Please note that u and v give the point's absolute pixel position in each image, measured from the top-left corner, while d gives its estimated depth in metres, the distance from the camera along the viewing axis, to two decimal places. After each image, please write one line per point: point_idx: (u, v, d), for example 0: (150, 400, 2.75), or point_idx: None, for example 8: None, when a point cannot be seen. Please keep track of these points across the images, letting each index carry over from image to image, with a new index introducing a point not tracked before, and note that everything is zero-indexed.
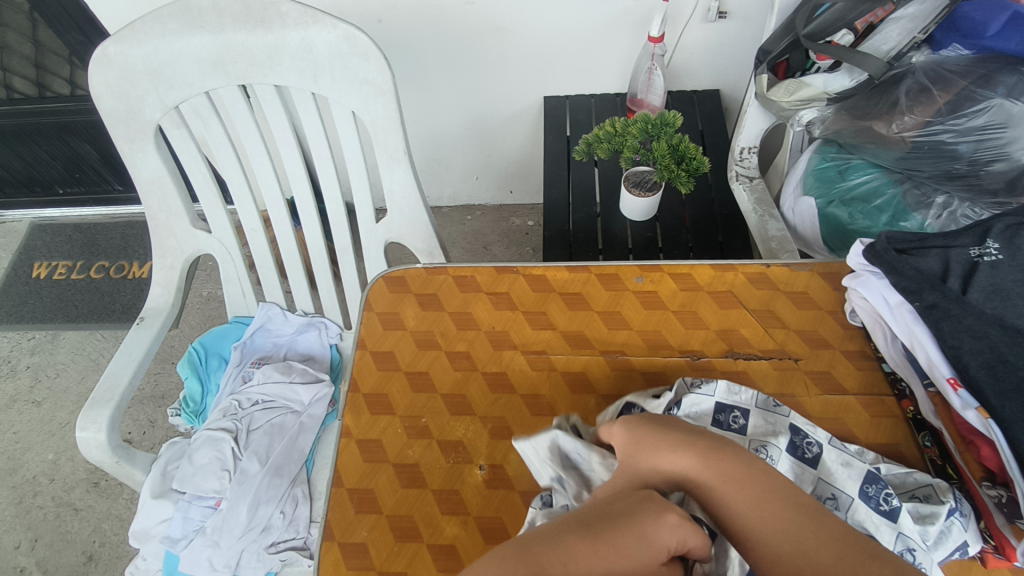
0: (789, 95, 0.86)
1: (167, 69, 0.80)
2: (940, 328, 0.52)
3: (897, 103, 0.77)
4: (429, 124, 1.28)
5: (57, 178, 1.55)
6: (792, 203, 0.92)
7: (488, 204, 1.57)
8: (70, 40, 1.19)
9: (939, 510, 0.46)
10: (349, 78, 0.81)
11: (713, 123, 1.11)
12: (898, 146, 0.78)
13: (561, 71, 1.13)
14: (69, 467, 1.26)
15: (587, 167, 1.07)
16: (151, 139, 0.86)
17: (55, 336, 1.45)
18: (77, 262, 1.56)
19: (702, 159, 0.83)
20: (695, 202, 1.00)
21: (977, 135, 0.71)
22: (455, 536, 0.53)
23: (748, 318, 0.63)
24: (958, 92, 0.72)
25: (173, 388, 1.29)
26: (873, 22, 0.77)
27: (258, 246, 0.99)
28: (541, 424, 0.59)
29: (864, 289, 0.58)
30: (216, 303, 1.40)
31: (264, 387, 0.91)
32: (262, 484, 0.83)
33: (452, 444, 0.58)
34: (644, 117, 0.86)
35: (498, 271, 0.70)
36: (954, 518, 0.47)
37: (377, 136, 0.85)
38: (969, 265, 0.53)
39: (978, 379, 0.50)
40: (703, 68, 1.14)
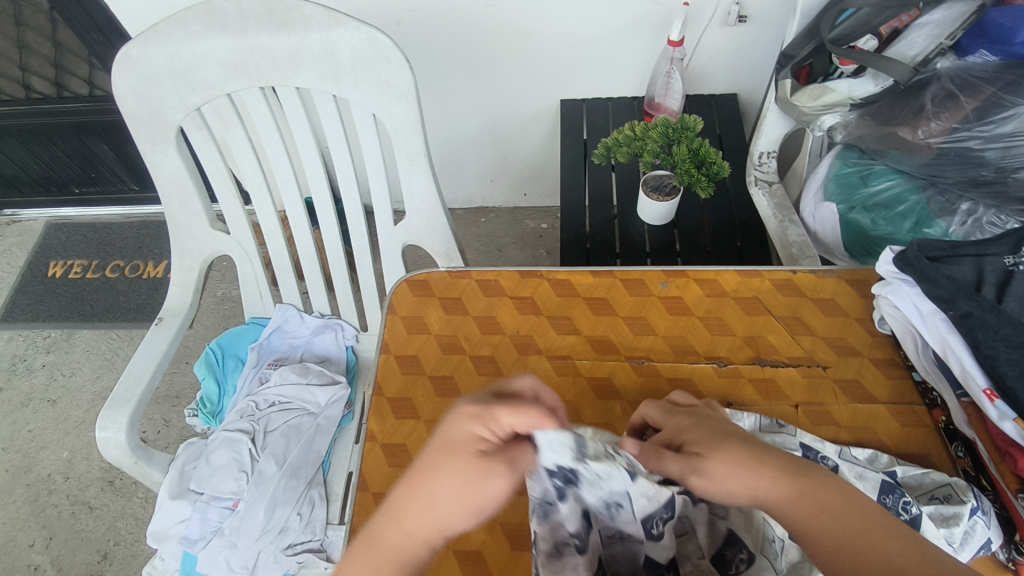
0: (812, 100, 0.86)
1: (190, 71, 0.81)
2: (975, 338, 0.51)
3: (922, 108, 0.76)
4: (446, 126, 1.28)
5: (73, 177, 1.56)
6: (813, 209, 0.92)
7: (502, 206, 1.56)
8: (89, 41, 1.20)
9: (962, 510, 0.46)
10: (370, 81, 0.81)
11: (731, 127, 1.10)
12: (923, 153, 0.77)
13: (578, 74, 1.13)
14: (84, 465, 1.27)
15: (604, 171, 1.06)
16: (173, 141, 0.86)
17: (70, 335, 1.45)
18: (92, 261, 1.56)
19: (723, 164, 0.82)
20: (714, 206, 0.99)
21: (1005, 142, 0.70)
22: (482, 542, 0.54)
23: (775, 325, 0.63)
24: (986, 99, 0.71)
25: (188, 388, 1.29)
26: (897, 28, 0.78)
27: (276, 247, 1.00)
28: None
29: (897, 296, 0.57)
30: (230, 303, 1.40)
31: (282, 388, 0.91)
32: (279, 485, 0.83)
33: None
34: (665, 122, 0.86)
35: (522, 275, 0.70)
36: (977, 517, 0.46)
37: (398, 139, 0.85)
38: (1004, 273, 0.53)
39: (1015, 389, 0.49)
40: (722, 72, 1.13)
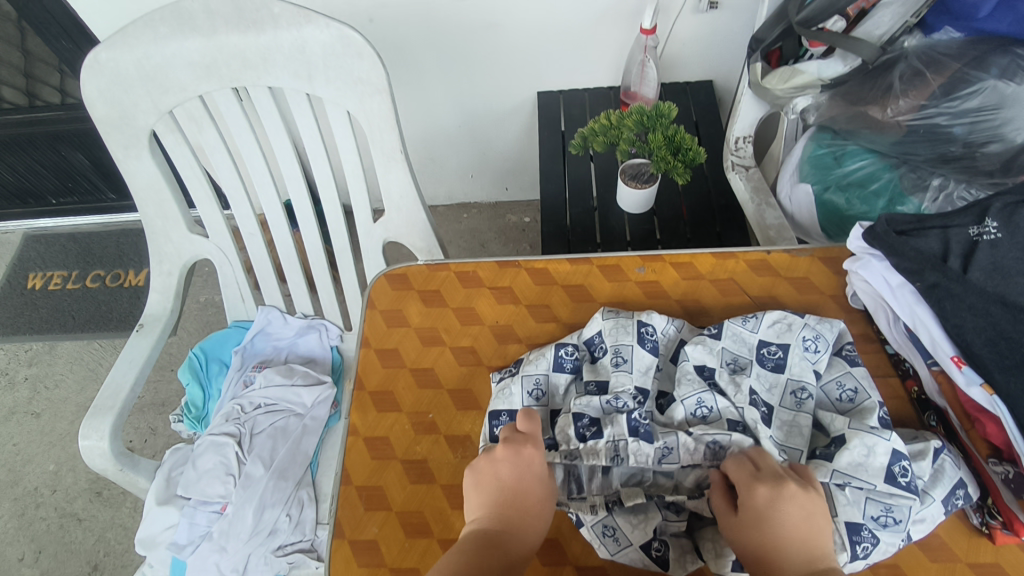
0: (784, 83, 0.85)
1: (160, 73, 0.80)
2: (942, 307, 0.52)
3: (891, 87, 0.78)
4: (424, 122, 1.27)
5: (50, 188, 1.54)
6: (789, 191, 0.91)
7: (484, 202, 1.56)
8: (58, 48, 1.18)
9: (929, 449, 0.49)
10: (343, 78, 0.80)
11: (707, 114, 1.11)
12: (893, 130, 0.78)
13: (554, 66, 1.13)
14: (70, 477, 1.25)
15: (582, 161, 1.07)
16: (145, 145, 0.85)
17: (53, 347, 1.44)
18: (73, 272, 1.55)
19: (698, 150, 0.83)
20: (692, 193, 1.00)
21: (972, 117, 0.71)
22: None
23: (750, 306, 0.64)
24: (952, 75, 0.73)
25: (174, 395, 1.28)
26: (864, 8, 0.79)
27: (256, 250, 0.99)
28: None
29: (865, 271, 0.58)
30: (214, 308, 1.40)
31: (266, 390, 0.90)
32: (267, 487, 0.83)
33: (460, 439, 0.60)
34: (639, 109, 0.86)
35: (499, 265, 0.71)
36: (942, 457, 0.50)
37: (373, 135, 0.85)
38: (970, 243, 0.53)
39: (982, 355, 0.50)
40: (696, 59, 1.14)
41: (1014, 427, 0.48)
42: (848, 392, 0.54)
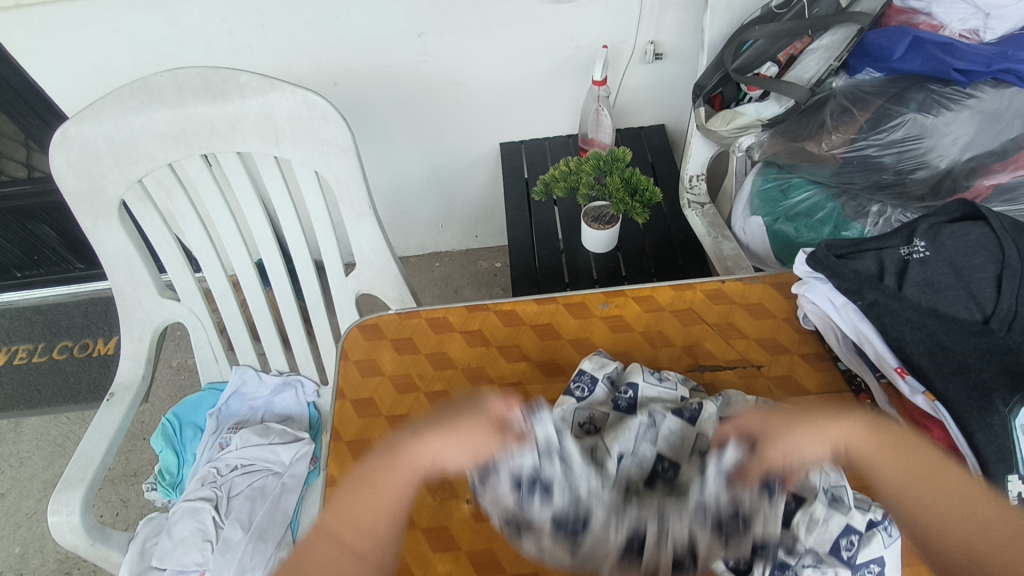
0: (726, 124, 0.92)
1: (129, 144, 0.82)
2: (882, 323, 0.56)
3: (824, 123, 0.83)
4: (392, 176, 1.31)
5: (16, 262, 1.53)
6: (742, 224, 0.95)
7: (455, 249, 1.60)
8: (26, 124, 1.19)
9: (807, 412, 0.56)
10: (310, 140, 0.83)
11: (662, 155, 1.17)
12: (830, 163, 0.84)
13: (514, 119, 1.19)
14: (38, 559, 1.20)
15: (547, 206, 1.11)
16: (115, 215, 0.87)
17: (18, 424, 1.40)
18: (39, 345, 1.52)
19: (655, 190, 0.87)
20: (653, 231, 1.04)
21: (898, 147, 0.77)
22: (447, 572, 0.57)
23: (710, 332, 0.68)
24: (876, 111, 0.78)
25: (146, 464, 1.25)
26: (793, 54, 0.88)
27: (228, 310, 0.99)
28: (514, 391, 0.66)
29: (812, 294, 0.61)
30: (187, 372, 1.38)
31: (243, 451, 0.90)
32: (247, 550, 0.81)
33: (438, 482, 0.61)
34: (596, 155, 0.90)
35: (469, 309, 0.73)
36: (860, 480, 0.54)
37: (342, 193, 0.88)
38: (902, 263, 0.58)
39: (922, 366, 0.54)
40: (648, 106, 1.21)
41: (958, 431, 0.51)
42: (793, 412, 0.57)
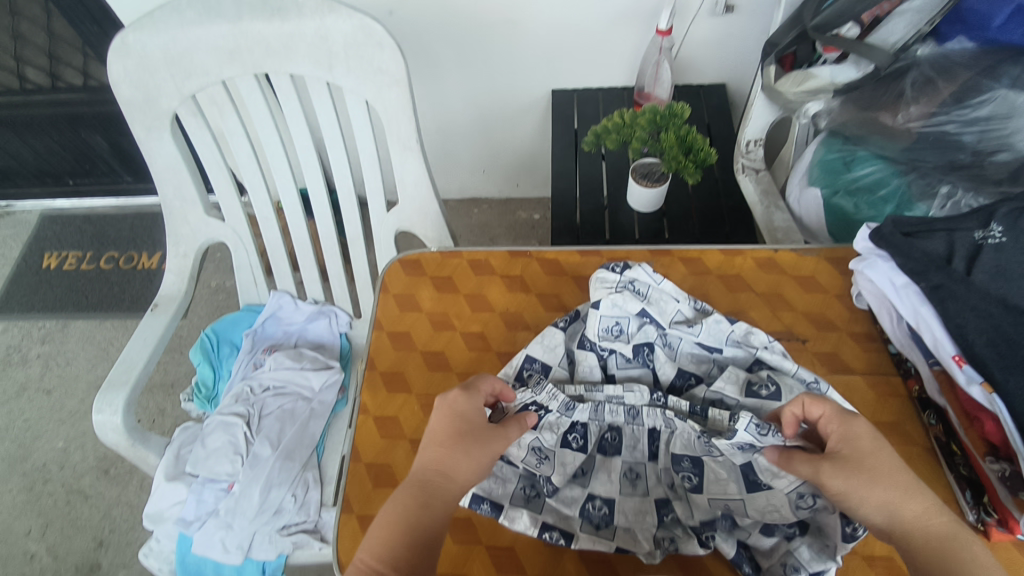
0: (796, 87, 0.85)
1: (185, 57, 0.81)
2: (945, 307, 0.54)
3: (903, 93, 0.79)
4: (439, 115, 1.29)
5: (68, 169, 1.56)
6: (797, 195, 0.92)
7: (495, 197, 1.58)
8: (84, 30, 1.20)
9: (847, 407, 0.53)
10: (363, 68, 0.81)
11: (720, 116, 1.12)
12: (903, 137, 0.79)
13: (570, 64, 1.15)
14: (79, 454, 1.28)
15: (594, 159, 1.07)
16: (168, 127, 0.87)
17: (65, 325, 1.46)
18: (87, 252, 1.57)
19: (710, 150, 0.84)
20: (702, 193, 1.01)
21: (982, 125, 0.72)
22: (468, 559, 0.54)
23: (757, 300, 0.66)
24: (963, 83, 0.74)
25: (183, 376, 1.30)
26: (878, 15, 0.79)
27: (270, 235, 1.00)
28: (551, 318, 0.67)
29: (871, 271, 0.59)
30: (225, 294, 1.42)
31: (276, 373, 0.93)
32: (274, 468, 0.85)
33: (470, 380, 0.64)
34: (653, 109, 0.86)
35: (510, 255, 0.72)
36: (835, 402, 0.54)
37: (391, 126, 0.86)
38: (974, 247, 0.55)
39: (983, 355, 0.52)
40: (711, 62, 1.15)
41: (1011, 424, 0.49)
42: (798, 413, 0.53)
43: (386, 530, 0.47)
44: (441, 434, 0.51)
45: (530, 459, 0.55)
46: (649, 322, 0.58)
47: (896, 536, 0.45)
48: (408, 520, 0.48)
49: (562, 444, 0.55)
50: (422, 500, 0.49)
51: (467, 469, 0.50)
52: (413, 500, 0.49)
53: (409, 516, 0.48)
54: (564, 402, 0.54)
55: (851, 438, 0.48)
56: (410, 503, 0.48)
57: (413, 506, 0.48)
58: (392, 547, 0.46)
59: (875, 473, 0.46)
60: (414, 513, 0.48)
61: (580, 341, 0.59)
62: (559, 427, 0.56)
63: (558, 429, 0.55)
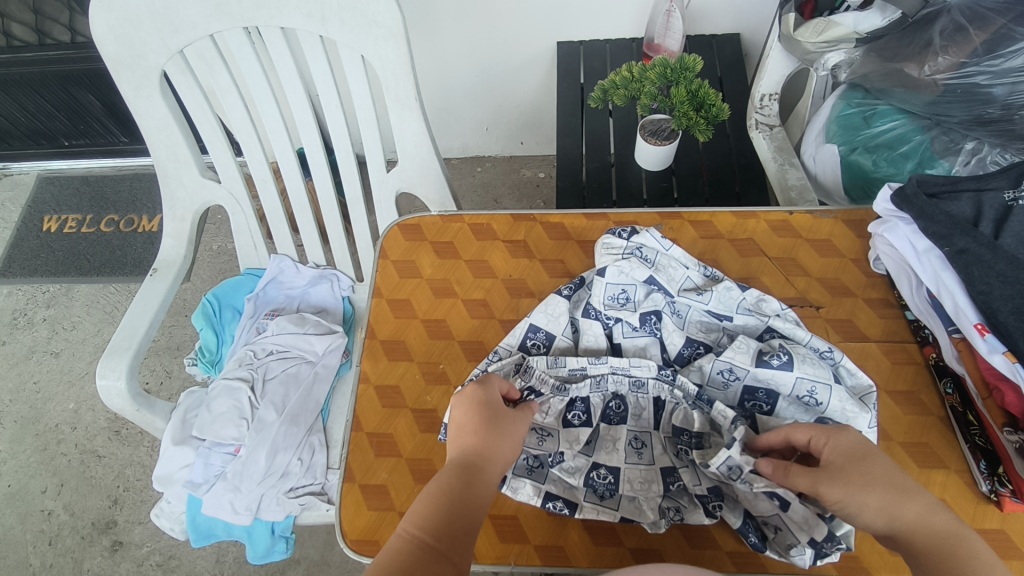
0: (817, 36, 0.80)
1: (170, 10, 0.77)
2: (969, 274, 0.52)
3: (931, 42, 0.72)
4: (440, 70, 1.24)
5: (62, 130, 1.53)
6: (813, 152, 0.89)
7: (498, 155, 1.54)
8: None
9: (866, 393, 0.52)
10: (358, 20, 0.77)
11: (733, 68, 1.07)
12: (929, 90, 0.74)
13: (576, 14, 1.09)
14: (90, 416, 1.30)
15: (601, 115, 1.03)
16: (157, 86, 0.84)
17: (69, 289, 1.46)
18: (87, 215, 1.55)
19: (723, 106, 0.80)
20: (713, 151, 0.97)
21: (1014, 77, 0.67)
22: None
23: (769, 265, 0.64)
24: (996, 31, 0.68)
25: (188, 339, 1.30)
26: None
27: (268, 197, 0.98)
28: (557, 284, 0.65)
29: (891, 234, 0.57)
30: (227, 256, 1.41)
31: (279, 337, 0.92)
32: (279, 432, 0.85)
33: (473, 347, 0.63)
34: (663, 62, 0.82)
35: (513, 219, 0.70)
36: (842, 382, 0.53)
37: (388, 82, 0.82)
38: (1003, 209, 0.53)
39: (1007, 325, 0.49)
40: (725, 10, 1.09)
41: None
42: (804, 394, 0.52)
43: (434, 502, 0.43)
44: (472, 421, 0.49)
45: (531, 438, 0.55)
46: (657, 289, 0.57)
47: (901, 542, 0.42)
48: (456, 492, 0.44)
49: (564, 423, 0.55)
50: (467, 479, 0.45)
51: (504, 455, 0.48)
52: (460, 478, 0.45)
53: (455, 490, 0.44)
54: (555, 383, 0.55)
55: (841, 449, 0.45)
56: (452, 478, 0.45)
57: (459, 483, 0.45)
58: (446, 521, 0.42)
59: (863, 481, 0.43)
60: (463, 490, 0.44)
61: (585, 309, 0.58)
62: (556, 409, 0.56)
63: (555, 407, 0.56)
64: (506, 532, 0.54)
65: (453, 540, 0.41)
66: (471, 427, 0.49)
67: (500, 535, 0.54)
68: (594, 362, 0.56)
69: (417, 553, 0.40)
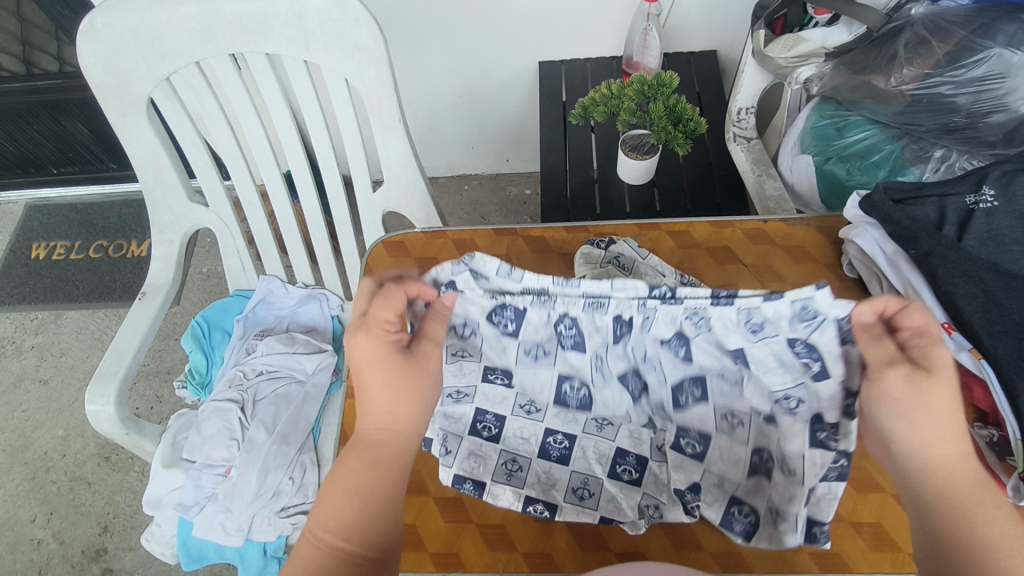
0: (787, 52, 0.83)
1: (156, 39, 0.79)
2: (936, 275, 0.54)
3: (895, 55, 0.76)
4: (425, 91, 1.26)
5: (51, 158, 1.54)
6: (789, 162, 0.91)
7: (485, 173, 1.56)
8: (55, 14, 1.17)
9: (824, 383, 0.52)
10: (340, 45, 0.79)
11: (710, 83, 1.10)
12: (897, 100, 0.76)
13: (557, 35, 1.12)
14: (79, 443, 1.29)
15: (583, 131, 1.05)
16: (144, 113, 0.85)
17: (58, 316, 1.45)
18: (75, 242, 1.55)
19: (700, 120, 0.82)
20: (693, 164, 0.99)
21: (977, 86, 0.69)
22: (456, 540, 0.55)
23: (746, 273, 0.65)
24: (958, 42, 0.71)
25: (178, 362, 1.30)
26: None
27: (256, 219, 0.99)
28: None
29: (861, 240, 0.60)
30: (216, 279, 1.41)
31: (268, 357, 0.92)
32: (270, 451, 0.85)
33: None
34: (640, 79, 0.84)
35: (496, 233, 0.71)
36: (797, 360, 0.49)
37: (371, 103, 0.84)
38: (966, 212, 0.55)
39: (972, 323, 0.51)
40: (700, 28, 1.12)
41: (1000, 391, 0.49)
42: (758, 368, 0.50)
43: (340, 498, 0.44)
44: (371, 387, 0.47)
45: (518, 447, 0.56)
46: None
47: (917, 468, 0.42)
48: (360, 480, 0.45)
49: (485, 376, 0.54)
50: (371, 462, 0.45)
51: (407, 414, 0.47)
52: (361, 463, 0.45)
53: (358, 480, 0.45)
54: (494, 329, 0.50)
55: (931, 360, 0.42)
56: (357, 467, 0.45)
57: (362, 469, 0.45)
58: (354, 518, 0.43)
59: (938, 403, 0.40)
60: (368, 477, 0.45)
61: None
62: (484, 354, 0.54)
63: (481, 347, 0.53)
64: (493, 541, 0.55)
65: (361, 531, 0.43)
66: (368, 396, 0.47)
67: (487, 544, 0.55)
68: (560, 285, 0.44)
69: (331, 559, 0.42)
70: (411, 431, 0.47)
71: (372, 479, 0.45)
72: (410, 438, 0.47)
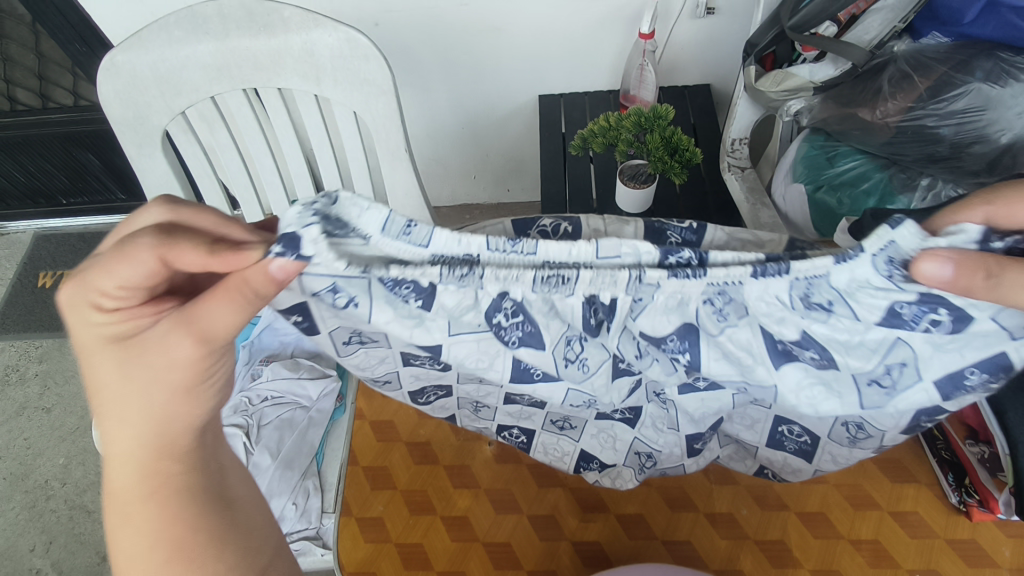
0: (777, 86, 0.86)
1: (174, 75, 0.82)
2: None
3: (880, 90, 0.80)
4: (428, 122, 1.30)
5: (61, 188, 1.57)
6: (782, 191, 0.94)
7: (486, 202, 1.59)
8: (73, 50, 1.21)
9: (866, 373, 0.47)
10: (350, 79, 0.83)
11: (704, 115, 1.14)
12: (883, 132, 0.80)
13: (557, 69, 1.16)
14: (80, 470, 1.28)
15: (583, 162, 1.09)
16: (159, 145, 0.88)
17: (63, 344, 1.47)
18: None
19: (695, 150, 0.85)
20: (689, 193, 1.02)
21: (958, 118, 0.73)
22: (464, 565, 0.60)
23: None
24: (938, 78, 0.74)
25: None
26: (855, 14, 0.80)
27: None
28: None
29: None
30: None
31: (273, 383, 0.92)
32: (274, 476, 0.85)
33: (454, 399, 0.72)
34: (637, 111, 0.88)
35: None
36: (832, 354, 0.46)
37: (379, 135, 0.87)
38: None
39: None
40: (694, 63, 1.17)
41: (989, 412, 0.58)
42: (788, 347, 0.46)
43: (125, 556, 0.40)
44: (118, 417, 0.42)
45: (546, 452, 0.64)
46: None
47: None
48: (143, 524, 0.40)
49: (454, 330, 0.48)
50: (141, 493, 0.41)
51: (159, 417, 0.42)
52: (128, 504, 0.41)
53: (145, 520, 0.40)
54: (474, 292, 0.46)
55: None
56: (132, 510, 0.41)
57: (141, 508, 0.41)
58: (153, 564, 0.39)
59: None
60: (144, 512, 0.41)
61: None
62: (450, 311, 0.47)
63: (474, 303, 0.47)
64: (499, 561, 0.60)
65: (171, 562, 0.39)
66: (109, 432, 0.42)
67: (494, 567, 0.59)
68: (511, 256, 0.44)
69: None
70: (171, 430, 0.43)
71: (155, 511, 0.41)
72: (181, 441, 0.43)
